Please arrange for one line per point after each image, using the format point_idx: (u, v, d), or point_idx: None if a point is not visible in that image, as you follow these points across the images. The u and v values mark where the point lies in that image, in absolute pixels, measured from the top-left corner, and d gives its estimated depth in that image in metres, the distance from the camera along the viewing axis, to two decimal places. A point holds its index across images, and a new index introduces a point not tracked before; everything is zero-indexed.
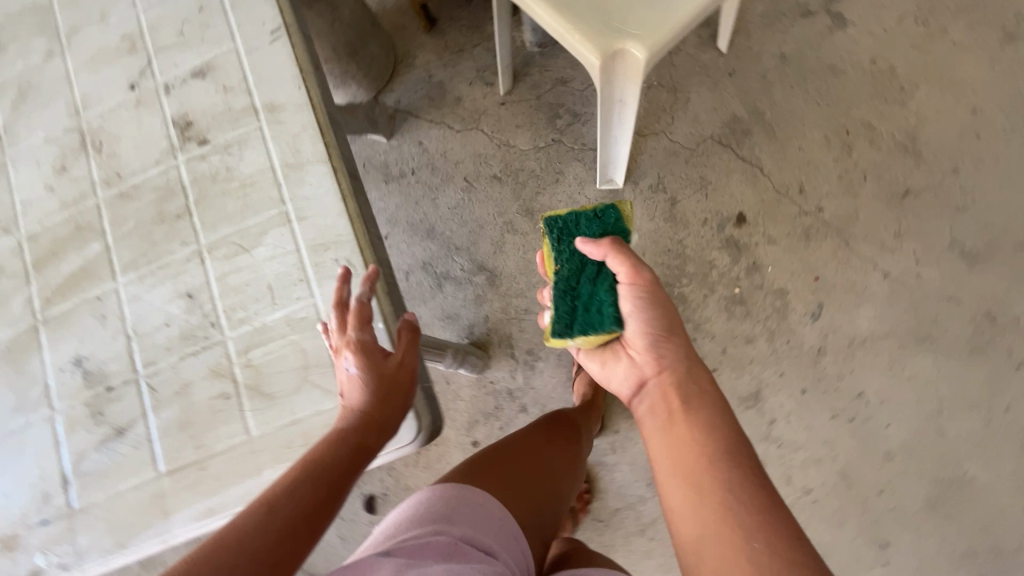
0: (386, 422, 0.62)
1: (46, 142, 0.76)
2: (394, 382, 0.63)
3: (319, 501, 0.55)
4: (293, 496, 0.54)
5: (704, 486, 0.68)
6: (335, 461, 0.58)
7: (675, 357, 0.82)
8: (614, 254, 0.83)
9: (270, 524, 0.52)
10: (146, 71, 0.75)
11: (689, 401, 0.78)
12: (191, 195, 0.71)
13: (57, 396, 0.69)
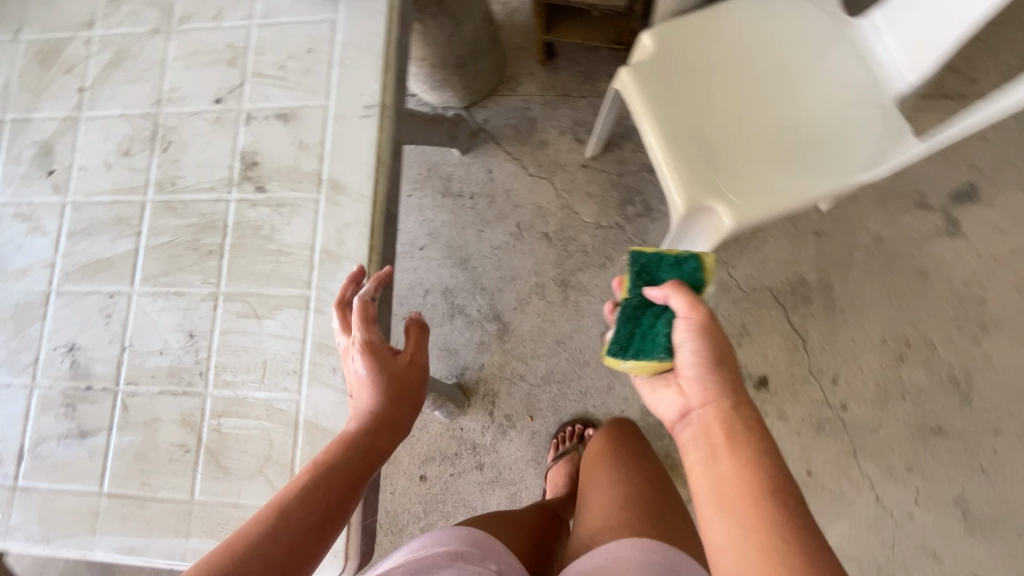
0: (396, 418, 0.62)
1: (122, 118, 0.76)
2: (401, 382, 0.63)
3: (329, 504, 0.55)
4: (305, 506, 0.54)
5: (748, 525, 0.54)
6: (345, 467, 0.57)
7: (722, 384, 0.63)
8: (680, 296, 0.65)
9: (279, 533, 0.51)
10: (237, 91, 0.74)
11: (739, 436, 0.60)
12: (229, 237, 0.70)
13: (41, 372, 0.71)
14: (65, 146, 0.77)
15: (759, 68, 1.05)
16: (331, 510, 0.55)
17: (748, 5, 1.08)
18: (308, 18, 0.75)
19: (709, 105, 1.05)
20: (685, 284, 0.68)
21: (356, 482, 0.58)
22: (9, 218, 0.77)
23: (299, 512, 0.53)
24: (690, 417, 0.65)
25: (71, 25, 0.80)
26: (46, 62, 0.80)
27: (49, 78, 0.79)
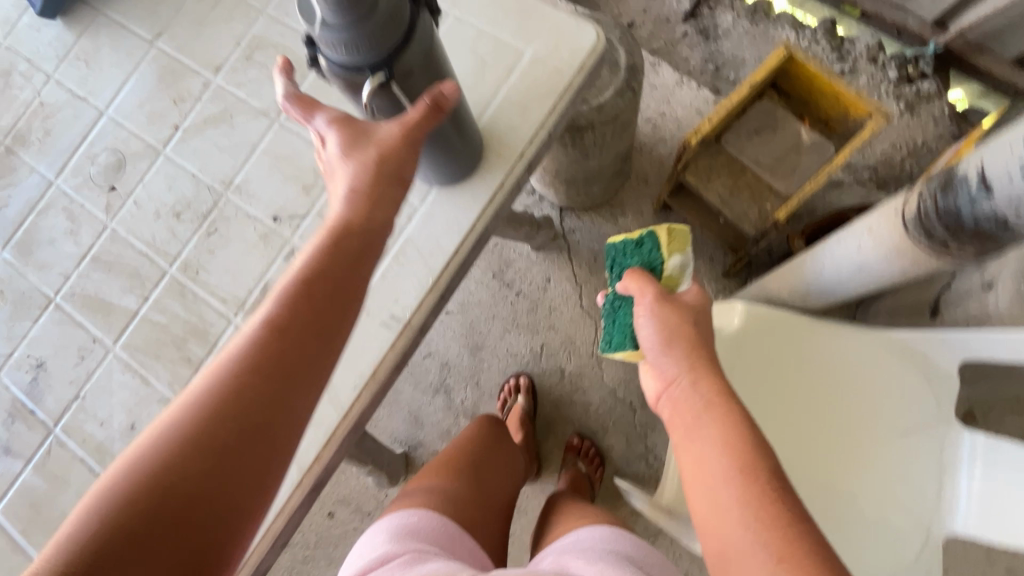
0: (380, 210, 0.57)
1: (193, 178, 0.76)
2: (376, 172, 0.55)
3: (290, 345, 0.53)
4: (257, 360, 0.51)
5: (725, 496, 0.54)
6: (289, 309, 0.53)
7: (689, 357, 0.65)
8: (634, 280, 0.74)
9: (235, 391, 0.50)
10: (296, 221, 0.72)
11: (706, 417, 0.60)
12: (211, 358, 0.70)
13: (8, 369, 0.75)
14: (135, 171, 0.78)
15: (839, 401, 0.93)
16: (291, 346, 0.53)
17: (858, 336, 0.95)
18: None
19: (766, 422, 0.94)
20: (645, 264, 0.78)
21: (317, 307, 0.54)
22: (59, 209, 0.79)
23: (250, 366, 0.51)
24: (663, 398, 0.67)
25: (200, 60, 0.80)
26: (161, 80, 0.80)
27: (155, 98, 0.80)
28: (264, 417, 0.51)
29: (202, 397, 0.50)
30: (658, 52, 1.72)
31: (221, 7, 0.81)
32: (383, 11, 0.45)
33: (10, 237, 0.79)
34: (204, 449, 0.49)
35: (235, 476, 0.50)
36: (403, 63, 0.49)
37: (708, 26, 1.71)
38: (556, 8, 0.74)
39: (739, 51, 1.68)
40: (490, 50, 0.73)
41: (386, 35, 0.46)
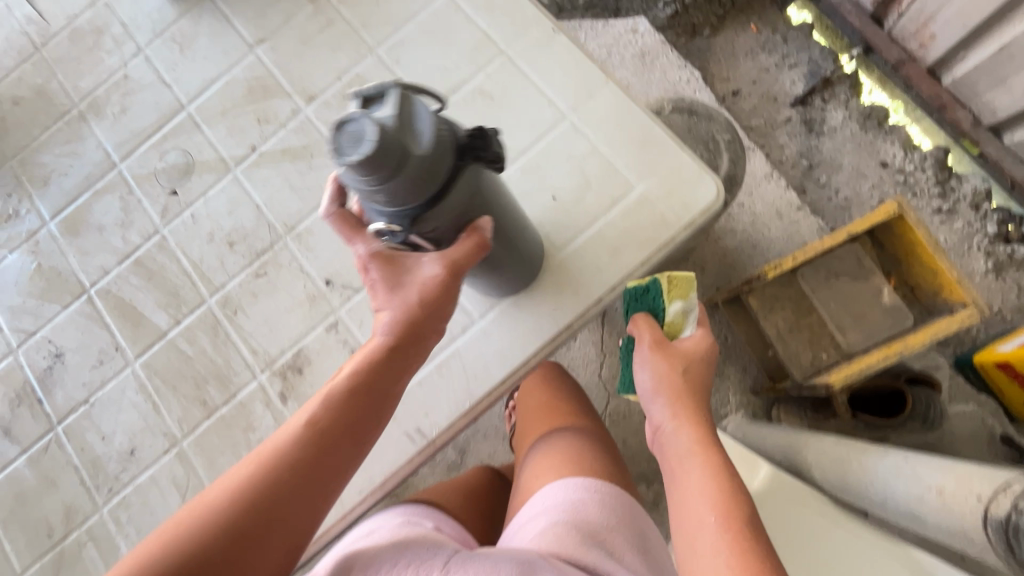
0: (420, 334, 0.54)
1: (256, 209, 0.72)
2: (424, 304, 0.52)
3: (332, 448, 0.51)
4: (296, 461, 0.49)
5: (702, 535, 0.53)
6: (337, 411, 0.51)
7: (679, 402, 0.64)
8: (640, 325, 0.71)
9: (271, 487, 0.48)
10: (347, 293, 0.69)
11: (690, 461, 0.60)
12: (227, 408, 0.68)
13: (27, 348, 0.73)
14: (200, 182, 0.74)
15: None
16: (333, 449, 0.51)
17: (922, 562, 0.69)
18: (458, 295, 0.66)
19: None
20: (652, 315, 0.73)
21: (364, 411, 0.52)
22: (115, 196, 0.76)
23: (289, 465, 0.49)
24: (656, 437, 0.66)
25: (295, 83, 0.75)
26: (250, 92, 0.75)
27: (240, 109, 0.75)
28: (293, 515, 0.49)
29: (234, 491, 0.48)
30: (751, 130, 1.45)
31: (331, 31, 0.76)
32: (407, 175, 0.41)
33: (60, 210, 0.77)
34: (228, 546, 0.46)
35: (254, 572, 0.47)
36: (426, 217, 0.46)
37: (815, 118, 1.43)
38: (680, 146, 0.67)
39: (839, 154, 1.40)
40: (598, 172, 0.67)
41: (408, 194, 0.43)
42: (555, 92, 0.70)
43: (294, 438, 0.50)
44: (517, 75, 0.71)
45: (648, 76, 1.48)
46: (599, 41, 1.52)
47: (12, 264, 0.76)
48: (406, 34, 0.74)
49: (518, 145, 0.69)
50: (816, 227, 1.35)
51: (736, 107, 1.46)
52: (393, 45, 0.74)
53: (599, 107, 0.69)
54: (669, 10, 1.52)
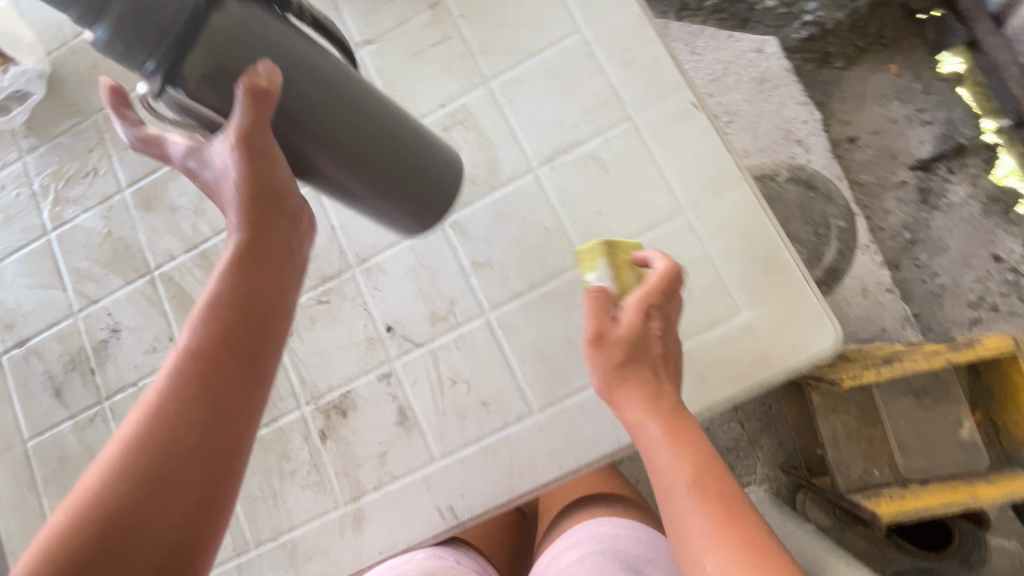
0: (280, 213, 0.45)
1: (327, 231, 0.68)
2: (267, 182, 0.43)
3: (216, 374, 0.41)
4: (177, 399, 0.39)
5: (692, 525, 0.45)
6: (211, 329, 0.42)
7: (622, 385, 0.51)
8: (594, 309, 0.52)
9: (155, 436, 0.39)
10: (406, 345, 0.65)
11: (645, 432, 0.50)
12: (266, 430, 0.67)
13: (86, 314, 0.73)
14: None
15: None
16: (218, 374, 0.41)
17: None
18: (522, 379, 0.62)
19: None
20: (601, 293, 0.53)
21: (245, 321, 0.43)
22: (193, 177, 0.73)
23: (170, 408, 0.39)
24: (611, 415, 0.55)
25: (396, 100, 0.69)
26: None
27: None
28: (201, 459, 0.39)
29: (112, 460, 0.38)
30: (854, 184, 1.15)
31: (445, 48, 0.68)
32: (116, 9, 0.38)
33: (137, 179, 0.75)
34: (127, 519, 0.37)
35: (172, 543, 0.38)
36: (187, 76, 0.41)
37: (933, 188, 1.14)
38: (804, 277, 0.59)
39: (949, 236, 1.12)
40: (704, 284, 0.60)
41: (141, 33, 0.39)
42: (678, 180, 0.61)
43: (164, 380, 0.40)
44: (640, 148, 0.63)
45: (761, 110, 1.19)
46: (713, 55, 1.22)
47: (84, 225, 0.75)
48: (525, 71, 0.66)
49: (622, 230, 0.62)
50: (901, 315, 1.09)
51: (846, 157, 1.17)
52: (509, 81, 0.66)
53: (724, 209, 0.60)
54: (807, 30, 1.18)
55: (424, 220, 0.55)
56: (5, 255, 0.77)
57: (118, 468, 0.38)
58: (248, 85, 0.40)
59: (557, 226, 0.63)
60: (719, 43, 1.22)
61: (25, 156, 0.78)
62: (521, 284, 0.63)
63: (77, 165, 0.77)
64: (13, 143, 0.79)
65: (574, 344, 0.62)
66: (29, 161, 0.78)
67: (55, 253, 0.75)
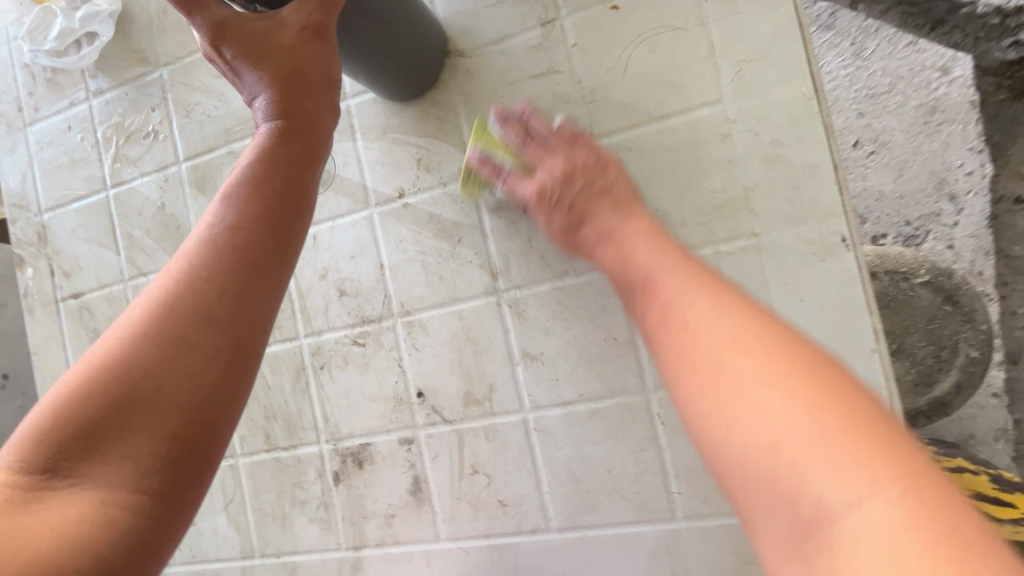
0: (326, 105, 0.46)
1: (378, 269, 0.62)
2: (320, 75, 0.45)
3: (250, 240, 0.38)
4: (210, 258, 0.37)
5: (754, 391, 0.32)
6: (249, 197, 0.40)
7: (587, 220, 0.50)
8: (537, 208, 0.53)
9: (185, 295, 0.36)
10: (433, 417, 0.60)
11: (660, 286, 0.41)
12: (285, 454, 0.66)
13: (135, 285, 0.73)
14: (333, 203, 0.63)
15: None
16: (259, 245, 0.38)
17: None
18: (547, 494, 0.57)
19: None
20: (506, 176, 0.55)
21: (283, 196, 0.41)
22: None
23: (200, 268, 0.36)
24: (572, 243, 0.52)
25: None
26: (423, 119, 0.60)
27: (403, 137, 0.60)
28: (228, 323, 0.36)
29: (133, 318, 0.35)
30: (997, 254, 0.79)
31: (547, 83, 0.55)
32: None
33: (194, 155, 0.69)
34: (153, 379, 0.33)
35: (195, 413, 0.34)
36: None
37: None
38: None
39: None
40: None
41: None
42: None
43: (195, 243, 0.38)
44: (756, 276, 0.50)
45: (917, 148, 0.82)
46: (878, 63, 0.83)
47: (140, 190, 0.72)
48: (638, 139, 0.53)
49: None
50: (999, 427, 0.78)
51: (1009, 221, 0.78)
52: (615, 146, 0.54)
53: None
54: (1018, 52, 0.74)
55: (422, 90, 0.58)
56: (67, 199, 0.76)
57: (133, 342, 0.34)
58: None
59: (629, 341, 0.54)
60: (891, 47, 0.82)
61: (91, 99, 0.74)
62: (571, 393, 0.56)
63: (138, 121, 0.72)
64: (81, 81, 0.74)
65: (612, 476, 0.55)
66: (95, 105, 0.74)
67: (112, 213, 0.73)
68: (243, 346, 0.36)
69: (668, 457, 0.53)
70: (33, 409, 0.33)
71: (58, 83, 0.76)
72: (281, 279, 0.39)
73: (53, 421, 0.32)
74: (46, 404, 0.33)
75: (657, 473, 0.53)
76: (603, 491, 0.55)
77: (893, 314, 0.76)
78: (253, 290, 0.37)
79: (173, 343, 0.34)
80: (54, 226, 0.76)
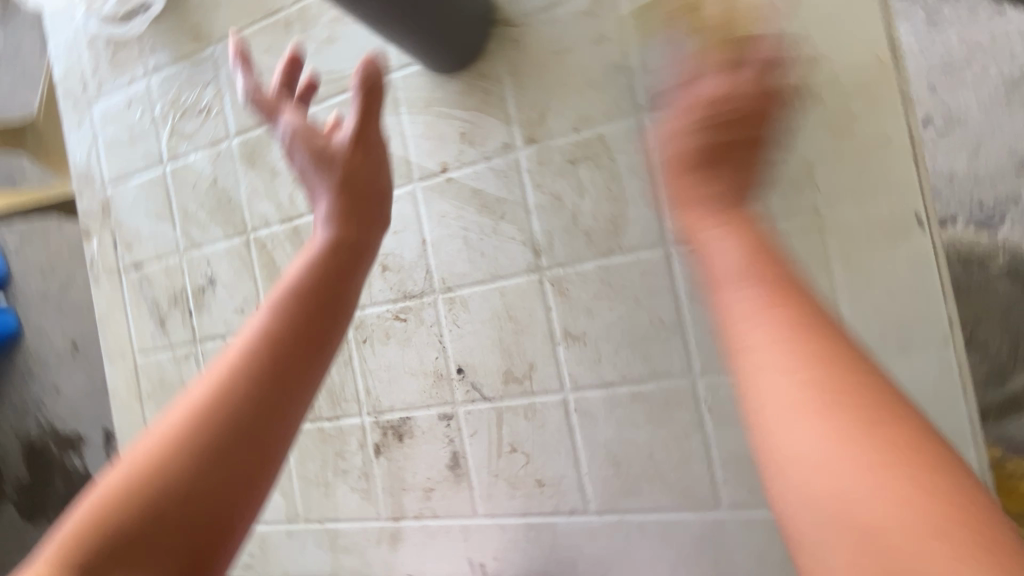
0: (366, 211, 0.50)
1: (420, 244, 0.62)
2: (364, 178, 0.51)
3: (286, 354, 0.41)
4: (248, 372, 0.39)
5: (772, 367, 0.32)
6: (299, 304, 0.43)
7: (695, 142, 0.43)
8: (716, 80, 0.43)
9: (231, 406, 0.37)
10: (473, 394, 0.60)
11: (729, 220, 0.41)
12: (328, 424, 0.68)
13: (189, 257, 0.75)
14: None
15: None
16: (301, 351, 0.41)
17: None
18: (585, 476, 0.56)
19: None
20: None
21: (326, 306, 0.44)
22: None
23: (238, 383, 0.38)
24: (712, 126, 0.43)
25: (522, 107, 0.56)
26: (466, 92, 0.58)
27: (447, 110, 0.59)
28: (259, 436, 0.37)
29: (176, 429, 0.36)
30: None
31: (596, 52, 0.53)
32: None
33: (244, 130, 0.71)
34: (188, 496, 0.34)
35: (225, 526, 0.35)
36: None
37: None
38: None
39: None
40: None
41: None
42: (854, 316, 0.46)
43: (236, 357, 0.40)
44: (817, 256, 0.47)
45: (995, 125, 0.74)
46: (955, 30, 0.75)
47: (194, 165, 0.74)
48: None
49: None
50: None
51: None
52: None
53: (904, 372, 0.45)
54: None
55: (464, 61, 0.57)
56: (128, 173, 0.79)
57: (185, 441, 0.36)
58: (361, 79, 0.50)
59: (676, 323, 0.52)
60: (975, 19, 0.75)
61: (150, 76, 0.76)
62: (613, 375, 0.54)
63: (192, 97, 0.74)
64: (140, 59, 0.77)
65: (654, 461, 0.53)
66: (152, 82, 0.76)
67: (168, 187, 0.76)
68: (269, 460, 0.38)
69: (715, 444, 0.51)
70: (82, 500, 0.34)
71: (119, 61, 0.79)
72: (311, 390, 0.41)
73: (90, 529, 0.33)
74: (78, 518, 0.33)
75: (702, 459, 0.52)
76: (644, 474, 0.54)
77: (967, 300, 0.69)
78: (286, 400, 0.39)
79: (213, 458, 0.35)
80: (117, 199, 0.80)
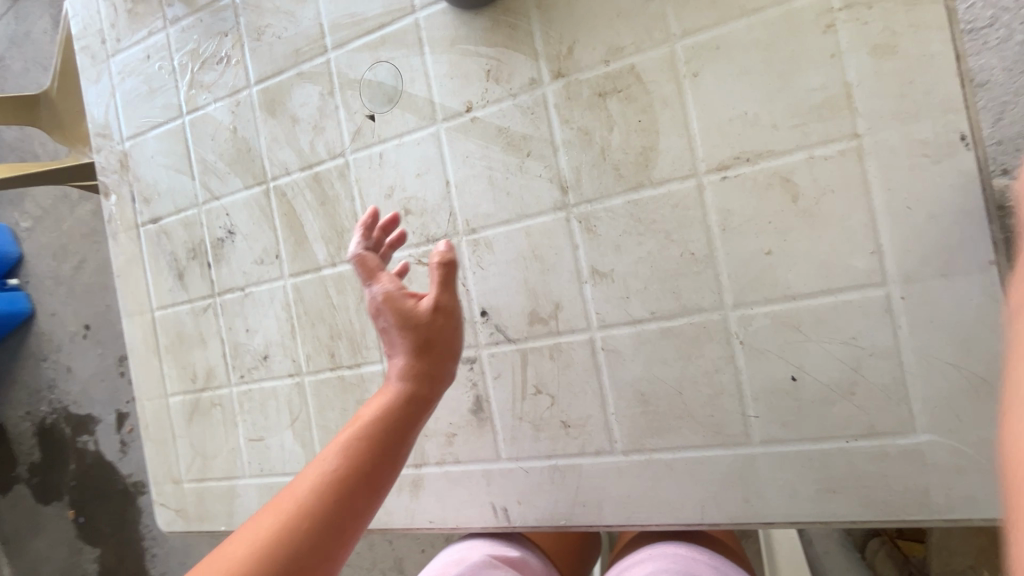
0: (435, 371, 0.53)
1: (444, 187, 0.61)
2: (440, 340, 0.53)
3: (349, 496, 0.45)
4: (313, 511, 0.43)
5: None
6: (362, 454, 0.47)
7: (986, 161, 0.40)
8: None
9: (290, 547, 0.41)
10: (497, 337, 0.59)
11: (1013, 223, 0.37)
12: (349, 373, 0.67)
13: (208, 209, 0.75)
14: (400, 120, 0.62)
15: None
16: (356, 500, 0.45)
17: None
18: (612, 416, 0.55)
19: None
20: None
21: (385, 459, 0.48)
22: (318, 88, 0.67)
23: (308, 520, 0.43)
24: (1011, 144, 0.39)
25: (550, 41, 0.55)
26: (493, 29, 0.58)
27: (473, 48, 0.58)
28: None
29: (239, 560, 0.40)
30: None
31: None
32: None
33: (265, 78, 0.70)
34: None
35: None
36: None
37: None
38: None
39: None
40: (881, 384, 0.46)
41: None
42: (895, 242, 0.45)
43: (306, 492, 0.44)
44: (856, 182, 0.46)
45: None
46: None
47: (213, 115, 0.74)
48: (727, 36, 0.49)
49: (791, 283, 0.48)
50: None
51: None
52: (700, 45, 0.50)
53: (945, 298, 0.44)
54: None
55: None
56: (146, 126, 0.79)
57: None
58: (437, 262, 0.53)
59: (708, 256, 0.51)
60: None
61: (168, 27, 0.76)
62: (642, 312, 0.53)
63: (211, 47, 0.73)
64: (159, 11, 0.77)
65: (683, 398, 0.52)
66: (172, 33, 0.76)
67: (187, 139, 0.76)
68: None
69: (747, 378, 0.50)
70: None
71: (137, 13, 0.78)
72: (357, 533, 0.45)
73: None
74: None
75: (734, 395, 0.51)
76: (673, 411, 0.53)
77: None
78: (336, 548, 0.43)
79: None
80: (135, 153, 0.80)
